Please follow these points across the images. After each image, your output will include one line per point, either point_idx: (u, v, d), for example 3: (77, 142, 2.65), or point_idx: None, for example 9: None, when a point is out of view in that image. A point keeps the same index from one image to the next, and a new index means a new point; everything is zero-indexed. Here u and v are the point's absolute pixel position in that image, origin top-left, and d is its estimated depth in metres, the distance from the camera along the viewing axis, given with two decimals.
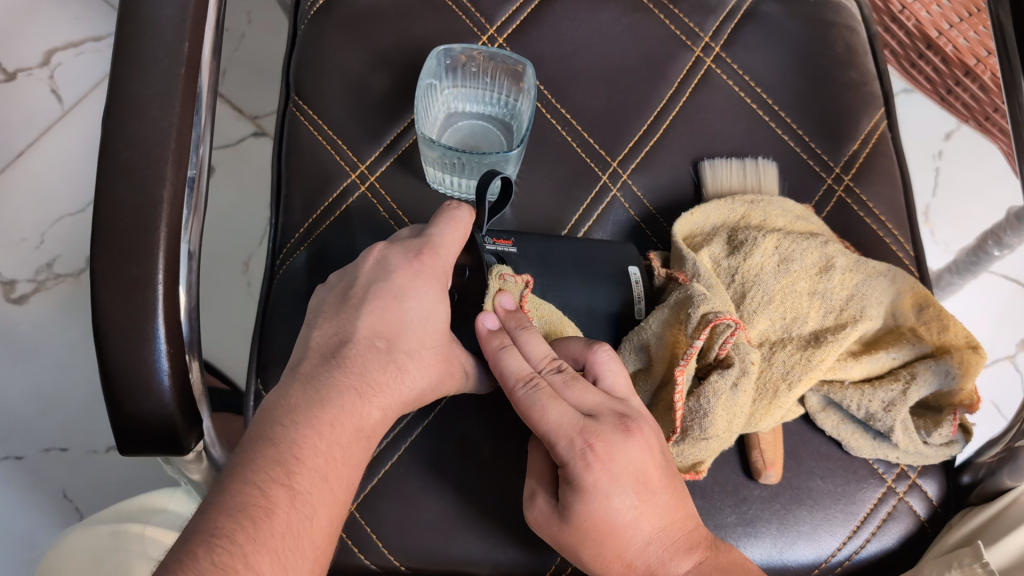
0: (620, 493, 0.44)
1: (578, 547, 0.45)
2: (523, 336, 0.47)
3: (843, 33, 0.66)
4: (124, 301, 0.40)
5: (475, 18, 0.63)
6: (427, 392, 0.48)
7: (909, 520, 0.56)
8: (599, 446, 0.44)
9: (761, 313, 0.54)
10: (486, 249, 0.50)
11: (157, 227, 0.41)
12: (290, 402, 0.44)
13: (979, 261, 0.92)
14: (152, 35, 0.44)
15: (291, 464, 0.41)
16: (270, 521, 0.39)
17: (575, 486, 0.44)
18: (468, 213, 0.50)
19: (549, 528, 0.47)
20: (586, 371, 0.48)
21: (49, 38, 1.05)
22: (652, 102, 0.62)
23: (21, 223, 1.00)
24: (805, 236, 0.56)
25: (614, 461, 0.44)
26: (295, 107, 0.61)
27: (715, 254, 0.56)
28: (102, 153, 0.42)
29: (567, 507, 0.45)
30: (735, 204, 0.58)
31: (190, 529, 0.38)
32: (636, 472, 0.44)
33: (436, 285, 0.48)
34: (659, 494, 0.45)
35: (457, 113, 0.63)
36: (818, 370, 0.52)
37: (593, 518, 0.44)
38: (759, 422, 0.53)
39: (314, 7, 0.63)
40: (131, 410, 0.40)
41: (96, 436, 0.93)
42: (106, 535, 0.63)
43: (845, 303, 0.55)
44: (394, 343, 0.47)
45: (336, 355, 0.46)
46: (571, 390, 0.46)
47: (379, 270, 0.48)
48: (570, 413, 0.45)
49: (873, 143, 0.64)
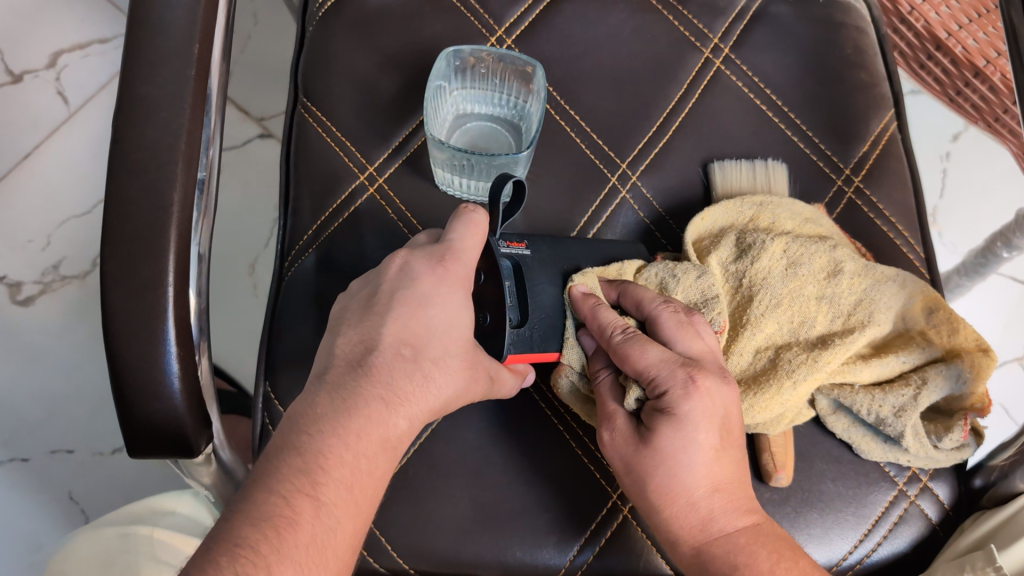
0: (708, 434, 0.47)
1: (648, 475, 0.47)
2: (643, 349, 0.47)
3: (853, 34, 0.66)
4: (136, 303, 0.40)
5: (484, 19, 0.63)
6: (453, 401, 0.47)
7: (920, 524, 0.56)
8: (701, 378, 0.46)
9: (768, 316, 0.53)
10: (501, 252, 0.51)
11: (168, 229, 0.41)
12: (317, 410, 0.44)
13: (987, 262, 0.91)
14: (161, 36, 0.44)
15: (316, 474, 0.41)
16: (294, 532, 0.39)
17: (672, 414, 0.46)
18: (484, 215, 0.50)
19: (625, 449, 0.48)
20: (654, 382, 0.47)
21: (55, 40, 1.05)
22: (661, 103, 0.62)
23: (27, 225, 1.00)
24: (815, 240, 0.56)
25: (705, 403, 0.46)
26: (303, 109, 0.61)
27: (723, 259, 0.56)
28: (113, 155, 0.42)
29: (650, 431, 0.47)
30: (744, 205, 0.58)
31: (214, 538, 0.38)
32: (725, 419, 0.47)
33: (460, 290, 0.48)
34: (736, 451, 0.48)
35: (465, 115, 0.63)
36: (824, 371, 0.52)
37: (671, 450, 0.46)
38: (756, 413, 0.52)
39: (322, 8, 0.63)
40: (142, 412, 0.40)
41: (103, 438, 0.93)
42: (115, 538, 0.62)
43: (853, 308, 0.54)
44: (419, 351, 0.46)
45: (361, 363, 0.46)
46: (676, 330, 0.49)
47: (403, 276, 0.48)
48: (670, 353, 0.48)
49: (883, 144, 0.64)
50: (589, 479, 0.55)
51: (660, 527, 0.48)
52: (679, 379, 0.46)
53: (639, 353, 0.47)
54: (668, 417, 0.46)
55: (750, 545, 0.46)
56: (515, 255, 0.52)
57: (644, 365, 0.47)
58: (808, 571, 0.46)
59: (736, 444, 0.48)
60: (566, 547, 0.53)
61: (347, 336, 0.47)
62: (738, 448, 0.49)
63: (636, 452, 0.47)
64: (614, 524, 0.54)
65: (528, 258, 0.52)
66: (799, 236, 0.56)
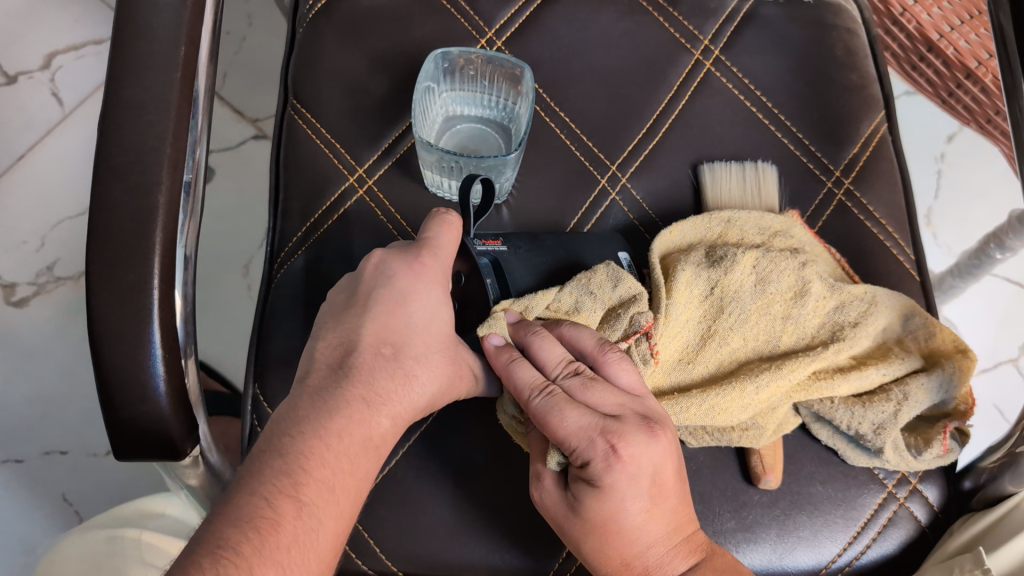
0: (636, 499, 0.45)
1: (584, 540, 0.46)
2: (564, 420, 0.44)
3: (843, 36, 0.66)
4: (120, 306, 0.40)
5: (474, 21, 0.63)
6: (437, 399, 0.48)
7: (910, 525, 0.56)
8: (624, 449, 0.44)
9: (736, 330, 0.53)
10: (478, 251, 0.52)
11: (152, 231, 0.41)
12: (300, 413, 0.44)
13: (981, 264, 0.91)
14: (148, 38, 0.43)
15: (299, 475, 0.41)
16: (276, 533, 0.39)
17: (595, 486, 0.44)
18: (456, 218, 0.50)
19: (556, 513, 0.47)
20: (575, 453, 0.45)
21: (49, 41, 1.05)
22: (651, 105, 0.62)
23: (22, 226, 1.00)
24: (784, 255, 0.55)
25: (631, 471, 0.44)
26: (293, 111, 0.61)
27: (693, 265, 0.54)
28: (98, 157, 0.42)
29: (578, 501, 0.45)
30: (712, 222, 0.58)
31: (197, 538, 0.38)
32: (656, 479, 0.45)
33: (439, 285, 0.48)
34: (671, 499, 0.47)
35: (455, 117, 0.63)
36: (788, 379, 0.52)
37: (605, 517, 0.45)
38: (716, 415, 0.52)
39: (312, 10, 0.63)
40: (127, 415, 0.40)
41: (96, 440, 0.93)
42: (103, 540, 0.62)
43: (817, 329, 0.55)
44: (400, 350, 0.46)
45: (342, 366, 0.46)
46: (589, 391, 0.46)
47: (379, 275, 0.48)
48: (590, 415, 0.45)
49: (873, 145, 0.64)
50: None
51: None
52: (603, 457, 0.44)
53: (557, 422, 0.44)
54: (593, 492, 0.44)
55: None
56: (492, 252, 0.52)
57: (564, 434, 0.44)
58: None
59: (672, 494, 0.47)
60: (554, 549, 0.53)
61: (335, 339, 0.47)
62: (675, 492, 0.47)
63: (565, 516, 0.46)
64: None
65: (505, 254, 0.52)
66: (769, 251, 0.55)
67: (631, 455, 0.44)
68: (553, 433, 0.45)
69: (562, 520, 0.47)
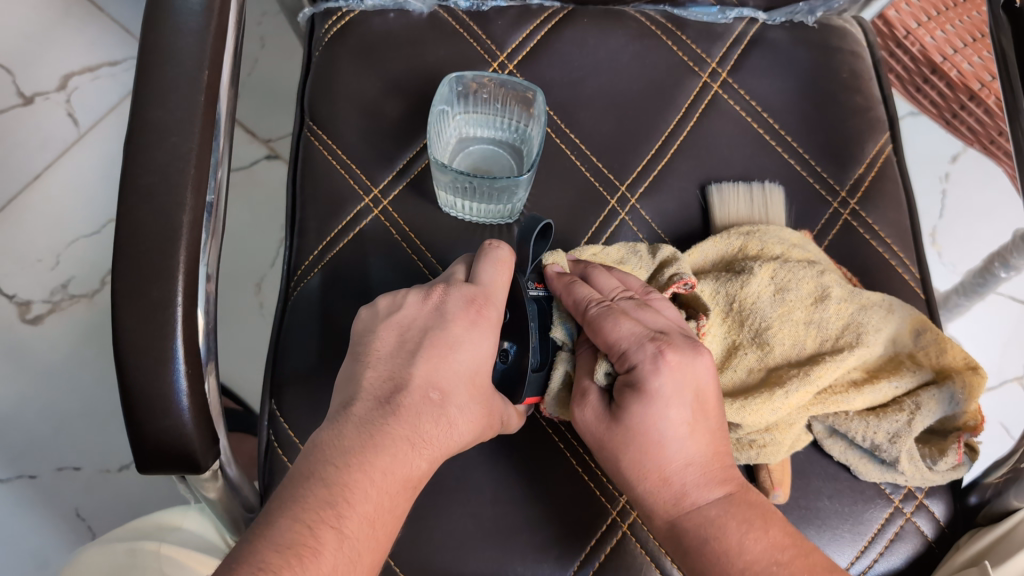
0: (678, 408, 0.46)
1: (622, 450, 0.47)
2: (631, 319, 0.47)
3: (849, 58, 0.67)
4: (145, 323, 0.41)
5: (487, 45, 0.65)
6: (469, 443, 0.48)
7: (916, 540, 0.57)
8: (670, 352, 0.46)
9: (760, 340, 0.55)
10: (528, 294, 0.51)
11: (177, 249, 0.42)
12: (344, 442, 0.44)
13: (986, 283, 0.92)
14: (173, 61, 0.45)
15: (341, 507, 0.42)
16: (316, 561, 0.39)
17: (639, 388, 0.46)
18: (507, 251, 0.51)
19: (597, 427, 0.48)
20: (626, 359, 0.47)
21: (67, 63, 1.07)
22: (660, 126, 0.64)
23: (37, 244, 1.01)
24: (802, 265, 0.57)
25: (676, 375, 0.46)
26: (309, 132, 0.62)
27: (714, 282, 0.57)
28: (125, 178, 0.43)
29: (621, 407, 0.46)
30: (731, 237, 0.59)
31: (236, 559, 0.39)
32: (699, 394, 0.46)
33: (490, 334, 0.49)
34: (712, 423, 0.47)
35: (468, 138, 0.64)
36: (815, 384, 0.53)
37: (644, 423, 0.46)
38: (747, 413, 0.52)
39: (328, 34, 0.64)
40: (150, 430, 0.41)
41: (110, 455, 0.94)
42: (122, 553, 0.64)
43: (840, 332, 0.55)
44: (448, 396, 0.47)
45: (388, 401, 0.46)
46: (641, 311, 0.49)
47: (435, 315, 0.49)
48: (643, 327, 0.47)
49: (878, 166, 0.65)
50: (588, 495, 0.56)
51: (636, 502, 0.48)
52: (659, 348, 0.46)
53: (610, 325, 0.47)
54: (635, 391, 0.46)
55: (724, 525, 0.45)
56: (540, 297, 0.52)
57: (615, 338, 0.47)
58: (780, 541, 0.45)
59: (712, 416, 0.48)
60: (566, 562, 0.54)
61: (363, 359, 0.48)
62: (715, 420, 0.48)
63: (607, 429, 0.47)
64: (612, 540, 0.55)
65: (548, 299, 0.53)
66: (788, 261, 0.57)
67: (683, 360, 0.46)
68: (602, 310, 0.48)
69: (596, 424, 0.48)
